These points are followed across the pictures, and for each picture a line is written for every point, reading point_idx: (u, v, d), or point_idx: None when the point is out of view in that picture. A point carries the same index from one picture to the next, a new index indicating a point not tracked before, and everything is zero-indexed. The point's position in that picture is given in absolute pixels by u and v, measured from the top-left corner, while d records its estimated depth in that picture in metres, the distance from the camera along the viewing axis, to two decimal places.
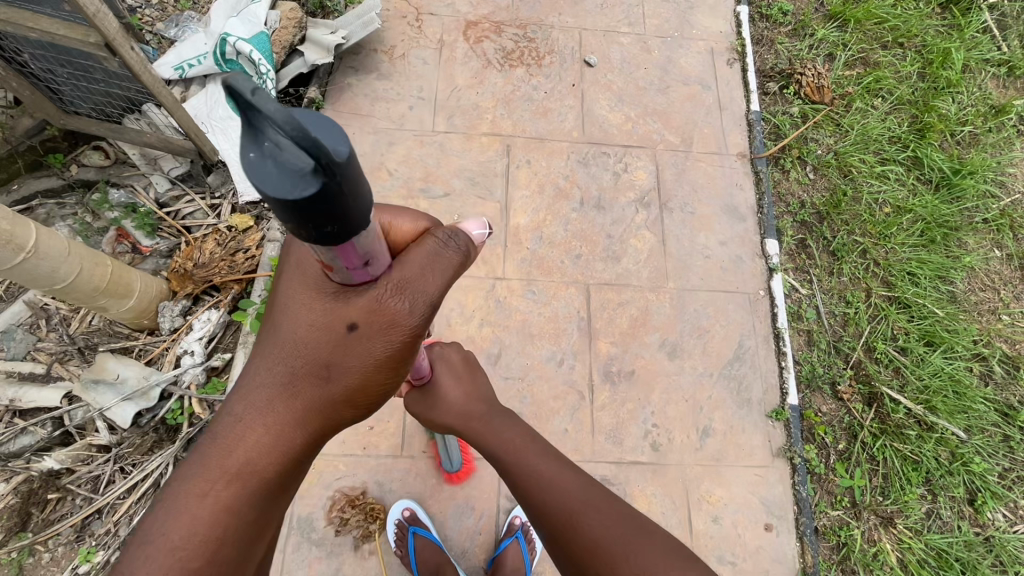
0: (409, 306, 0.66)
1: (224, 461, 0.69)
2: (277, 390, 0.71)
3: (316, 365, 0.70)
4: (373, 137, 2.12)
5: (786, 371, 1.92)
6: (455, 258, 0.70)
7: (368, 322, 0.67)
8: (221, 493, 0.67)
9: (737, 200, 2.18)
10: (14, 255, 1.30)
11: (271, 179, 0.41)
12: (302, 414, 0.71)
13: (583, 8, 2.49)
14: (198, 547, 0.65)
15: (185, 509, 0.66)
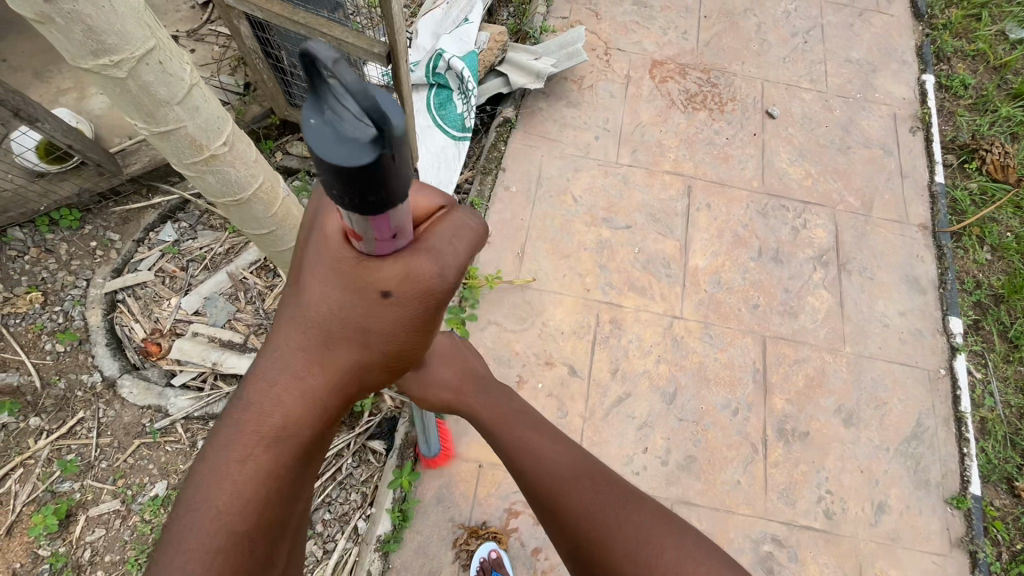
0: (437, 266, 0.58)
1: (260, 424, 0.58)
2: (302, 360, 0.60)
3: (353, 331, 0.60)
4: (561, 162, 2.19)
5: (967, 458, 1.84)
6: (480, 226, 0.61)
7: (402, 286, 0.58)
8: (237, 484, 0.55)
9: (917, 271, 2.13)
10: (293, 239, 1.39)
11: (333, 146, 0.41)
12: (327, 389, 0.61)
13: (766, 59, 2.51)
14: (239, 519, 0.55)
15: (219, 481, 0.55)
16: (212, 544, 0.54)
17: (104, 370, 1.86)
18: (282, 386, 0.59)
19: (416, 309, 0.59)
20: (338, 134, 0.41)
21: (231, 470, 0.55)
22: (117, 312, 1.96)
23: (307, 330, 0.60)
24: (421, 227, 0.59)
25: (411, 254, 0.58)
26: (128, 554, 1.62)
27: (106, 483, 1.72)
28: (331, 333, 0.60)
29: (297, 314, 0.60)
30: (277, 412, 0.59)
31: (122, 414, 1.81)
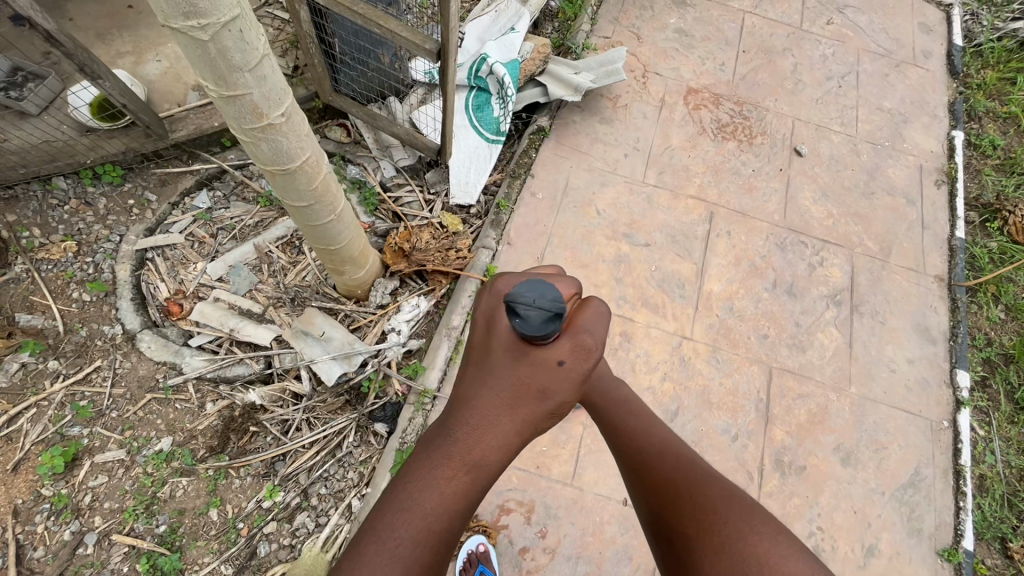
0: (594, 338, 0.87)
1: (462, 456, 0.85)
2: (498, 409, 0.88)
3: (534, 389, 0.88)
4: (588, 174, 2.24)
5: (963, 511, 1.83)
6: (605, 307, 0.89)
7: (572, 356, 0.87)
8: (459, 487, 0.83)
9: (929, 321, 2.14)
10: (327, 216, 1.45)
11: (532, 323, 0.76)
12: (520, 428, 0.89)
13: (799, 98, 2.56)
14: (441, 519, 0.80)
15: (428, 495, 0.81)
16: (422, 530, 0.78)
17: (124, 323, 1.91)
18: (483, 424, 0.87)
19: (581, 369, 0.88)
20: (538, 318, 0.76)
21: (443, 481, 0.83)
22: (145, 270, 2.01)
23: (502, 389, 0.88)
24: (584, 314, 0.88)
25: (574, 336, 0.86)
26: (125, 503, 1.64)
27: (114, 432, 1.75)
28: (518, 394, 0.88)
29: (485, 379, 0.90)
30: (475, 443, 0.87)
31: (136, 367, 1.85)
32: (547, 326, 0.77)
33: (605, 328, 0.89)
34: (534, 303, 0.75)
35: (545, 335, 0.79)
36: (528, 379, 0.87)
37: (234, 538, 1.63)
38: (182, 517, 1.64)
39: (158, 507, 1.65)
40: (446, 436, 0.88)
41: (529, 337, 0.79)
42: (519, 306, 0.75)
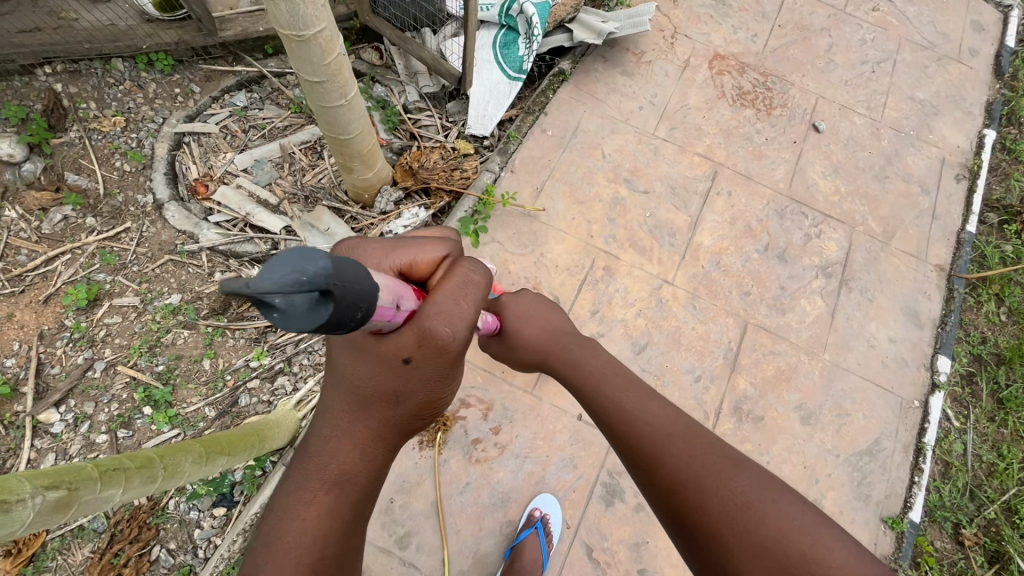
0: (450, 331, 0.87)
1: (328, 472, 0.97)
2: (356, 415, 0.98)
3: (386, 394, 0.95)
4: (600, 120, 2.31)
5: (916, 486, 1.85)
6: (483, 280, 0.90)
7: (418, 352, 0.89)
8: (326, 499, 0.95)
9: (920, 306, 2.13)
10: (338, 99, 1.59)
11: (310, 317, 0.52)
12: (382, 430, 0.99)
13: (827, 77, 2.55)
14: (312, 536, 0.93)
15: (299, 514, 0.94)
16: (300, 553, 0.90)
17: (155, 194, 2.11)
18: (347, 436, 0.99)
19: (434, 364, 0.90)
20: (312, 305, 0.52)
21: (312, 495, 0.96)
22: (179, 152, 2.21)
23: (352, 398, 0.97)
24: (433, 301, 0.86)
25: (419, 328, 0.86)
26: (133, 342, 1.84)
27: (133, 282, 1.95)
28: (370, 400, 0.96)
29: (341, 390, 0.98)
30: (342, 454, 0.98)
31: (160, 232, 2.04)
32: (324, 311, 0.53)
33: (455, 309, 0.88)
34: (284, 284, 0.50)
35: (330, 322, 0.54)
36: (380, 383, 0.94)
37: (221, 386, 1.80)
38: (179, 361, 1.83)
39: (161, 349, 1.84)
40: (310, 454, 1.00)
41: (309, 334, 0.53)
42: (277, 297, 0.49)
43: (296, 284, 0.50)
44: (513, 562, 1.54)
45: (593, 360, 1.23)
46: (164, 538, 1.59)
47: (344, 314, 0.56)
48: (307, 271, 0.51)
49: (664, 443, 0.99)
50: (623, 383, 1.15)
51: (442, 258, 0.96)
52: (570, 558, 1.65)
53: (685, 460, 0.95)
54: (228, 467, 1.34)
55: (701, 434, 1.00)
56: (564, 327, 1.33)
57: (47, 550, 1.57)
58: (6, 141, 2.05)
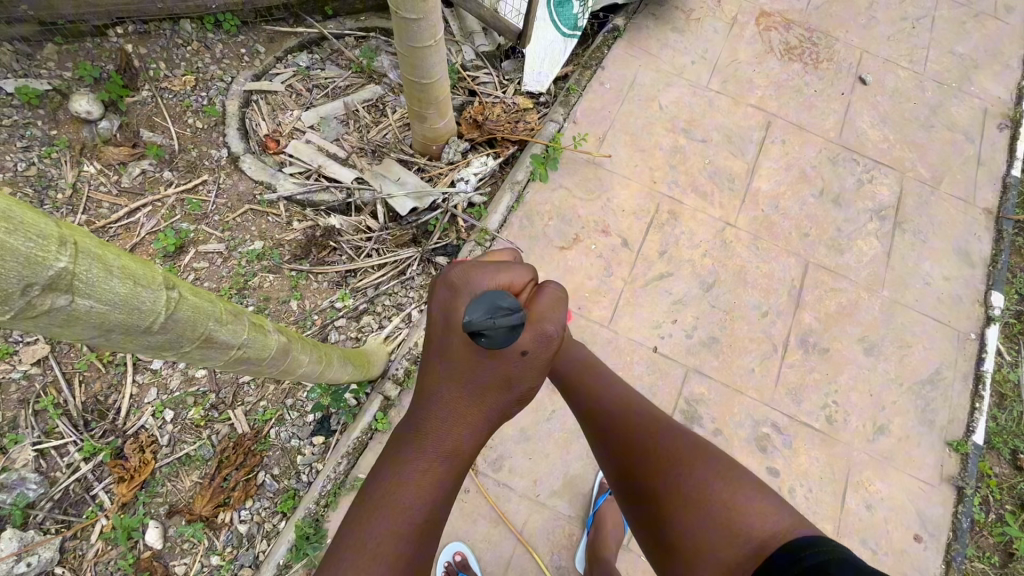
0: (552, 330, 1.04)
1: (435, 454, 1.04)
2: (466, 400, 1.07)
3: (493, 386, 1.07)
4: (655, 74, 2.37)
5: (978, 411, 1.92)
6: (561, 291, 1.08)
7: (529, 349, 1.03)
8: (437, 472, 1.02)
9: (971, 247, 2.21)
10: (426, 40, 1.67)
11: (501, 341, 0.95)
12: (483, 417, 1.10)
13: (870, 33, 2.61)
14: (414, 521, 0.95)
15: (407, 493, 0.98)
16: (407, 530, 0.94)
17: (230, 147, 2.17)
18: (455, 423, 1.07)
19: (537, 361, 1.07)
20: (495, 334, 0.94)
21: (422, 473, 1.01)
22: (249, 109, 2.26)
23: (462, 389, 1.07)
24: (537, 308, 1.04)
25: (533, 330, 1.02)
26: (222, 285, 1.90)
27: (215, 231, 2.01)
28: (481, 391, 1.08)
29: (455, 375, 1.07)
30: (447, 441, 1.06)
31: (238, 184, 2.10)
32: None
33: (554, 316, 1.05)
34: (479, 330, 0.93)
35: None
36: (494, 371, 1.05)
37: (309, 325, 1.87)
38: (268, 302, 1.89)
39: (249, 292, 1.90)
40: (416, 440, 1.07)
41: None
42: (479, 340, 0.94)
43: (486, 324, 0.93)
44: (599, 530, 1.57)
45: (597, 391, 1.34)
46: (268, 464, 1.66)
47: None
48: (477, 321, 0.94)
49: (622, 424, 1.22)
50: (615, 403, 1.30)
51: (528, 280, 1.07)
52: None
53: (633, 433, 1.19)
54: (343, 378, 1.43)
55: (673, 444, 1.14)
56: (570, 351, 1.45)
57: (157, 476, 1.64)
58: (84, 99, 2.09)
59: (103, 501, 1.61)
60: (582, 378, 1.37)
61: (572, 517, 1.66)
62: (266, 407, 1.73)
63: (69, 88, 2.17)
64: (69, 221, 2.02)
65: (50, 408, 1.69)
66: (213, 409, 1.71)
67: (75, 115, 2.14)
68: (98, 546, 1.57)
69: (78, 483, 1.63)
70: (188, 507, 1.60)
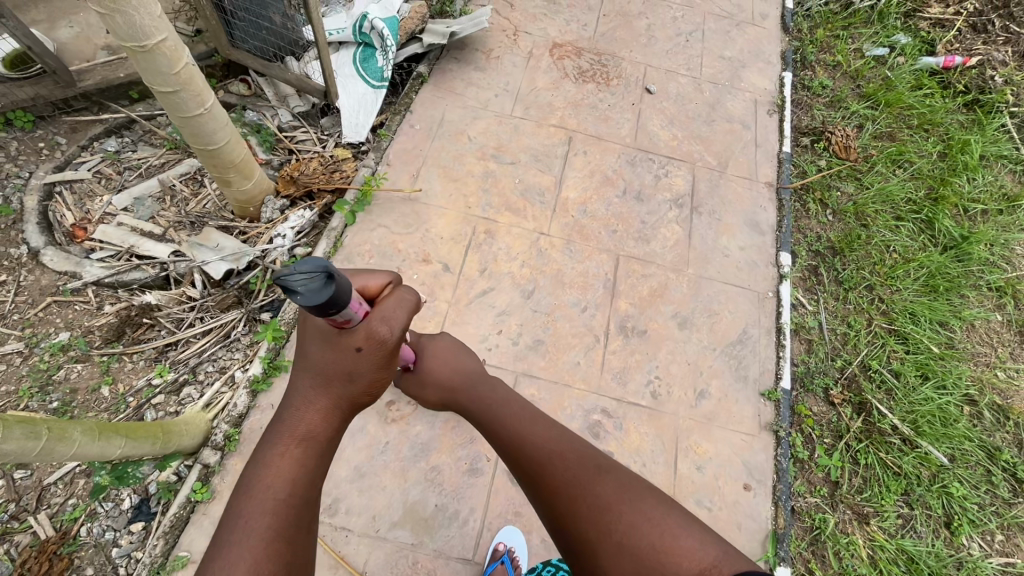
0: (389, 330, 1.04)
1: (295, 431, 1.05)
2: (317, 387, 1.07)
3: (341, 372, 1.06)
4: (462, 110, 2.56)
5: (782, 360, 2.14)
6: (412, 300, 1.09)
7: (368, 344, 1.02)
8: (297, 451, 1.04)
9: (760, 218, 2.50)
10: (197, 108, 1.72)
11: (312, 297, 0.76)
12: (336, 402, 1.08)
13: (652, 50, 2.97)
14: (279, 498, 0.98)
15: (270, 470, 1.00)
16: (273, 502, 0.97)
17: (30, 243, 2.10)
18: (313, 406, 1.07)
19: (378, 355, 1.05)
20: (310, 289, 0.75)
21: (282, 450, 1.03)
22: (52, 202, 2.21)
23: (315, 373, 1.06)
24: (377, 308, 1.03)
25: (370, 327, 1.01)
26: (21, 386, 1.80)
27: (15, 330, 1.91)
28: (329, 376, 1.06)
29: (304, 366, 1.07)
30: (306, 419, 1.06)
31: (39, 278, 2.03)
32: (328, 291, 0.78)
33: (396, 318, 1.05)
34: (299, 273, 0.74)
35: (330, 301, 0.79)
36: (335, 361, 1.04)
37: (123, 408, 1.80)
38: (75, 394, 1.81)
39: (54, 387, 1.81)
40: (276, 419, 1.07)
41: (315, 309, 0.77)
42: (288, 282, 0.73)
43: (301, 274, 0.74)
44: None
45: (493, 394, 1.37)
46: (80, 566, 1.54)
47: (334, 301, 0.80)
48: (309, 270, 0.75)
49: (553, 461, 1.17)
50: (512, 410, 1.32)
51: (389, 282, 1.09)
52: (494, 486, 1.75)
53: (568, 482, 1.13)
54: (132, 455, 1.38)
55: (575, 447, 1.21)
56: (472, 368, 1.40)
57: None
58: None
59: None
60: (504, 416, 1.30)
61: (416, 544, 1.65)
62: (75, 505, 1.62)
63: None
64: None
65: None
66: (12, 520, 1.59)
67: None
68: None
69: None
70: None
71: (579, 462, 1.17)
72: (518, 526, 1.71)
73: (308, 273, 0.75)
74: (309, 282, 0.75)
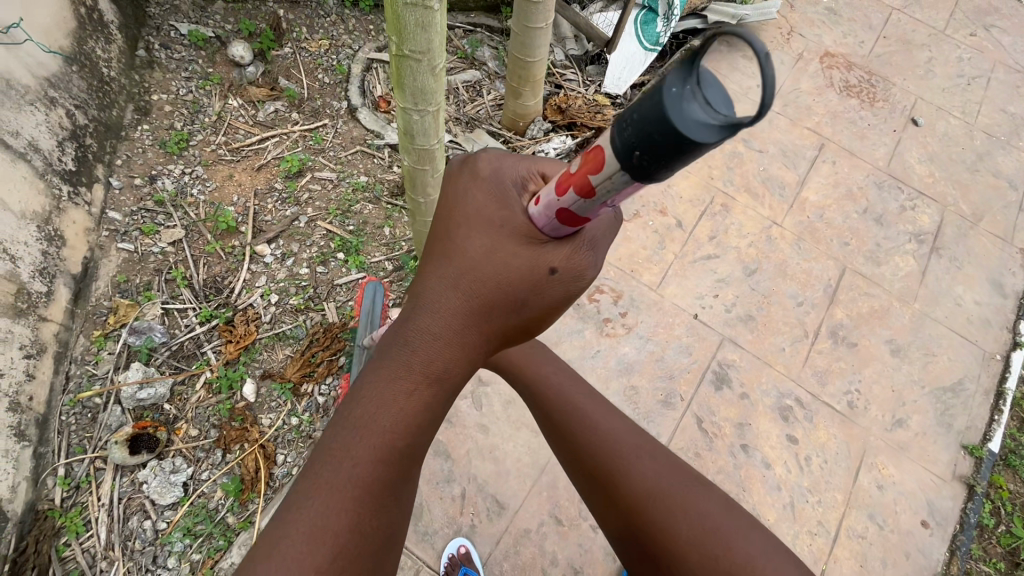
0: (594, 260, 0.80)
1: (417, 364, 0.81)
2: (467, 314, 0.81)
3: (512, 298, 0.80)
4: (723, 90, 2.65)
5: (996, 423, 2.04)
6: (614, 219, 0.84)
7: (565, 266, 0.79)
8: (422, 395, 0.81)
9: (1005, 280, 2.35)
10: (540, 21, 2.00)
11: (684, 116, 0.47)
12: (489, 337, 0.84)
13: (927, 84, 2.84)
14: (381, 445, 0.78)
15: (383, 409, 0.79)
16: (374, 451, 0.77)
17: (349, 101, 2.54)
18: (447, 333, 0.81)
19: (565, 289, 0.80)
20: (687, 108, 0.47)
21: (404, 386, 0.81)
22: (369, 74, 2.65)
23: (464, 287, 0.80)
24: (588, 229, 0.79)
25: (576, 249, 0.79)
26: (331, 205, 2.23)
27: (329, 163, 2.36)
28: (489, 302, 0.80)
29: (446, 274, 0.81)
30: (430, 348, 0.82)
31: (352, 130, 2.47)
32: (704, 137, 0.47)
33: (599, 241, 0.81)
34: (716, 96, 0.47)
35: (690, 149, 0.48)
36: (508, 287, 0.79)
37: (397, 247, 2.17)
38: (366, 225, 2.20)
39: (351, 215, 2.22)
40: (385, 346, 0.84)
41: (672, 132, 0.47)
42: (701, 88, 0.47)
43: (706, 101, 0.47)
44: None
45: (549, 374, 1.34)
46: (349, 351, 1.93)
47: (689, 158, 0.49)
48: (729, 100, 0.47)
49: (625, 460, 1.09)
50: (582, 396, 1.27)
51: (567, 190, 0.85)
52: (682, 423, 1.91)
53: (648, 492, 1.03)
54: None
55: (650, 446, 1.14)
56: (538, 343, 1.45)
57: (256, 345, 1.93)
58: (240, 46, 2.47)
59: (211, 358, 1.90)
60: (572, 400, 1.26)
61: None
62: (354, 306, 2.02)
63: (228, 37, 2.57)
64: (210, 139, 2.36)
65: (179, 278, 2.03)
66: (310, 300, 2.02)
67: (229, 59, 2.53)
68: (201, 393, 1.85)
69: (191, 340, 1.93)
70: (280, 373, 1.88)
71: (650, 458, 1.10)
72: (697, 465, 1.85)
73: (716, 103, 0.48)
74: (712, 103, 0.47)
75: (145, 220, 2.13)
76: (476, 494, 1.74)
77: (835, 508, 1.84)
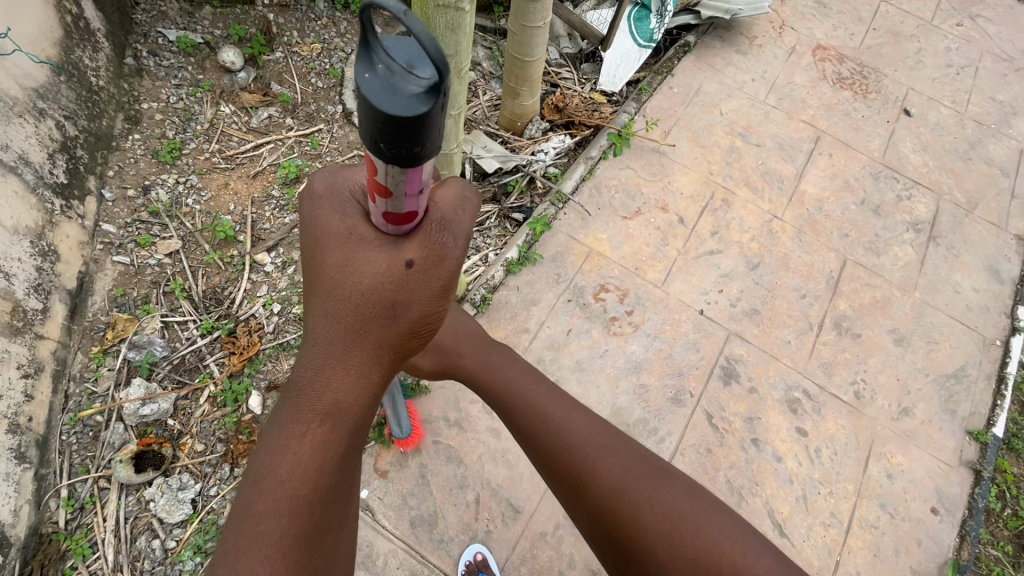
0: (454, 242, 0.86)
1: (317, 401, 0.88)
2: (342, 338, 0.88)
3: (383, 308, 0.87)
4: (718, 85, 2.66)
5: (999, 408, 2.06)
6: (472, 199, 0.91)
7: (422, 259, 0.86)
8: (323, 430, 0.87)
9: (1002, 267, 2.38)
10: (539, 20, 2.00)
11: (387, 95, 0.57)
12: (376, 349, 0.90)
13: (917, 74, 2.87)
14: (299, 474, 0.84)
15: (290, 447, 0.85)
16: (293, 482, 0.83)
17: (344, 105, 2.51)
18: (339, 361, 0.88)
19: (433, 281, 0.87)
20: (392, 87, 0.57)
21: (305, 425, 0.87)
22: None
23: (346, 316, 0.87)
24: (434, 215, 0.85)
25: (426, 239, 0.85)
26: None
27: None
28: (366, 318, 0.87)
29: (323, 308, 0.88)
30: (326, 376, 0.88)
31: (348, 134, 2.44)
32: (413, 102, 0.57)
33: (457, 219, 0.87)
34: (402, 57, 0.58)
35: (402, 117, 0.57)
36: (378, 292, 0.86)
37: None
38: None
39: None
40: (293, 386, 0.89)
41: (381, 110, 0.57)
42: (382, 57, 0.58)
43: (403, 69, 0.58)
44: None
45: (481, 368, 1.43)
46: None
47: (412, 124, 0.58)
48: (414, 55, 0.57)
49: (564, 441, 1.19)
50: (520, 381, 1.37)
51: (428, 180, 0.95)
52: (693, 420, 1.90)
53: (597, 472, 1.12)
54: None
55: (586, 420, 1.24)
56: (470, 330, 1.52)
57: (261, 356, 1.90)
58: (231, 51, 2.46)
59: (214, 371, 1.87)
60: (509, 389, 1.35)
61: None
62: None
63: (217, 43, 2.52)
64: (204, 147, 2.31)
65: (178, 290, 1.99)
66: None
67: (219, 65, 2.49)
68: (205, 407, 1.81)
69: (193, 353, 1.89)
70: None
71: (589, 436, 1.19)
72: (709, 461, 1.85)
73: (414, 65, 0.58)
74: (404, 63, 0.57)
75: (140, 231, 2.09)
76: (490, 499, 1.72)
77: (847, 498, 1.85)
